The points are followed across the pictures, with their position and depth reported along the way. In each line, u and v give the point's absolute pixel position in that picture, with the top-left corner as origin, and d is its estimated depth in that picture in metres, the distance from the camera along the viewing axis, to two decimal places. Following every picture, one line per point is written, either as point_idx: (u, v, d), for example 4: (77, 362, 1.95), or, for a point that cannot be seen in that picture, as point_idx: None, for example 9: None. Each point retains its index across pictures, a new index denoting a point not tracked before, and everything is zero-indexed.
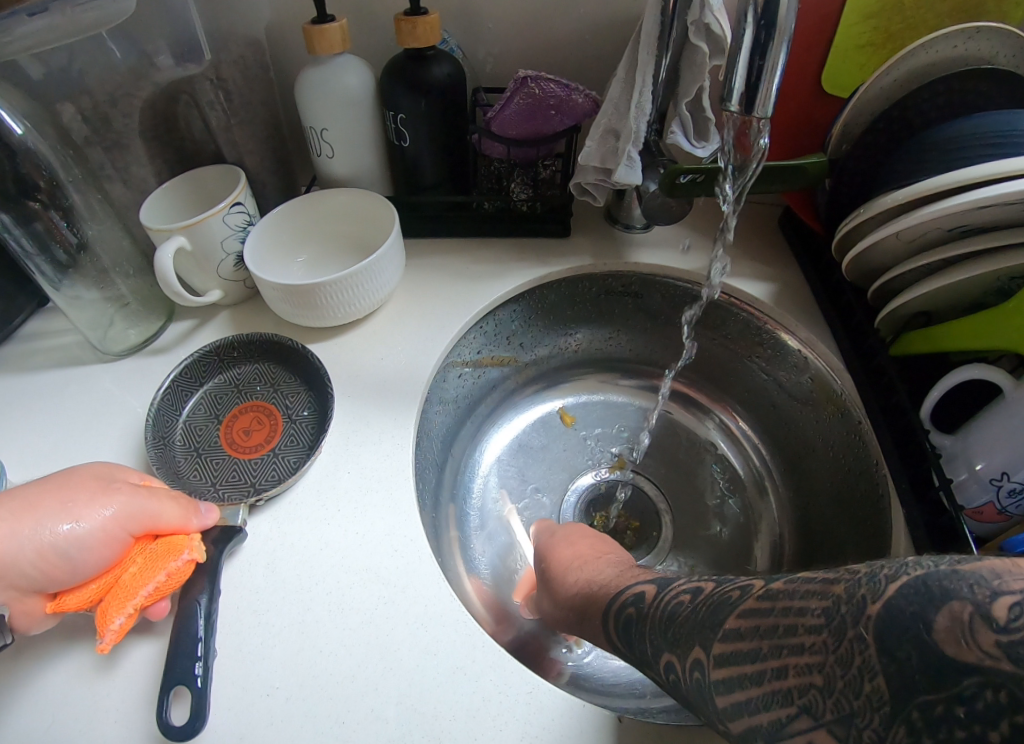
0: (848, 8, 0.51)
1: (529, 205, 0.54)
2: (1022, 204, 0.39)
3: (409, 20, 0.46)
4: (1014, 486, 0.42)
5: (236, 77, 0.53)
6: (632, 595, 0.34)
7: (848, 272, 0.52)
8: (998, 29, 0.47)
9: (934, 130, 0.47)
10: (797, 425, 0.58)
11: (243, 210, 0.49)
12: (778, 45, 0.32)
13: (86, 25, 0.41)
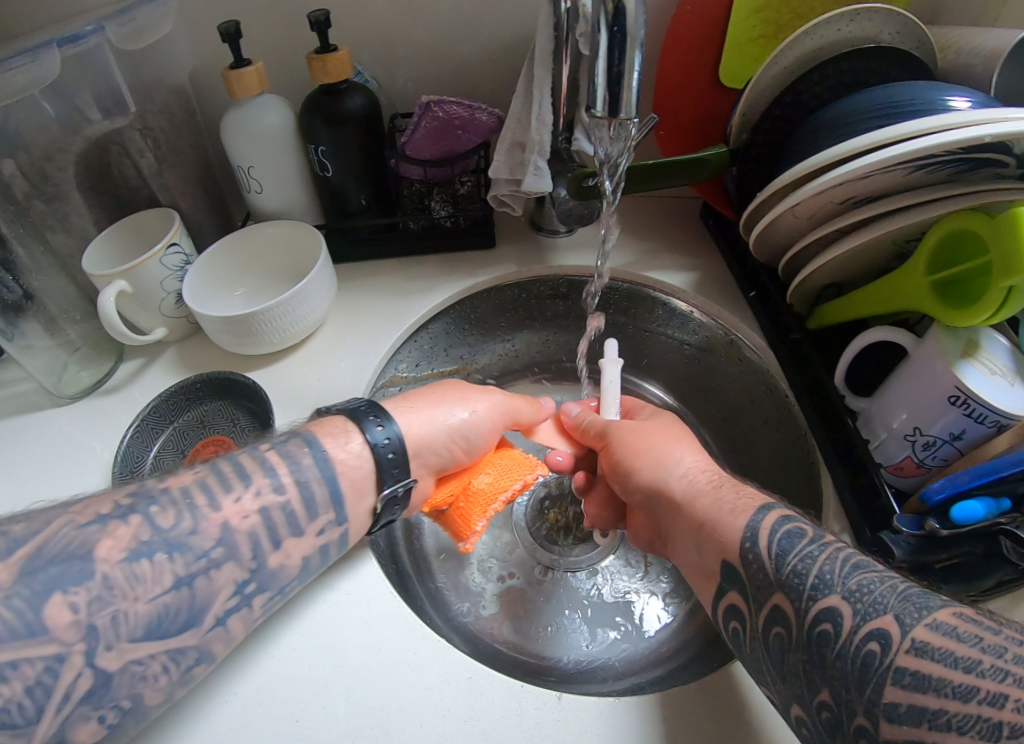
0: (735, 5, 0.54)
1: (452, 221, 0.58)
2: (895, 170, 0.41)
3: (320, 57, 0.49)
4: (928, 440, 0.42)
5: (163, 125, 0.56)
6: (778, 522, 0.35)
7: (756, 249, 0.54)
8: (876, 9, 0.50)
9: (823, 111, 0.50)
10: (728, 403, 0.61)
11: (180, 251, 0.52)
12: (634, 51, 0.35)
13: (17, 88, 0.43)
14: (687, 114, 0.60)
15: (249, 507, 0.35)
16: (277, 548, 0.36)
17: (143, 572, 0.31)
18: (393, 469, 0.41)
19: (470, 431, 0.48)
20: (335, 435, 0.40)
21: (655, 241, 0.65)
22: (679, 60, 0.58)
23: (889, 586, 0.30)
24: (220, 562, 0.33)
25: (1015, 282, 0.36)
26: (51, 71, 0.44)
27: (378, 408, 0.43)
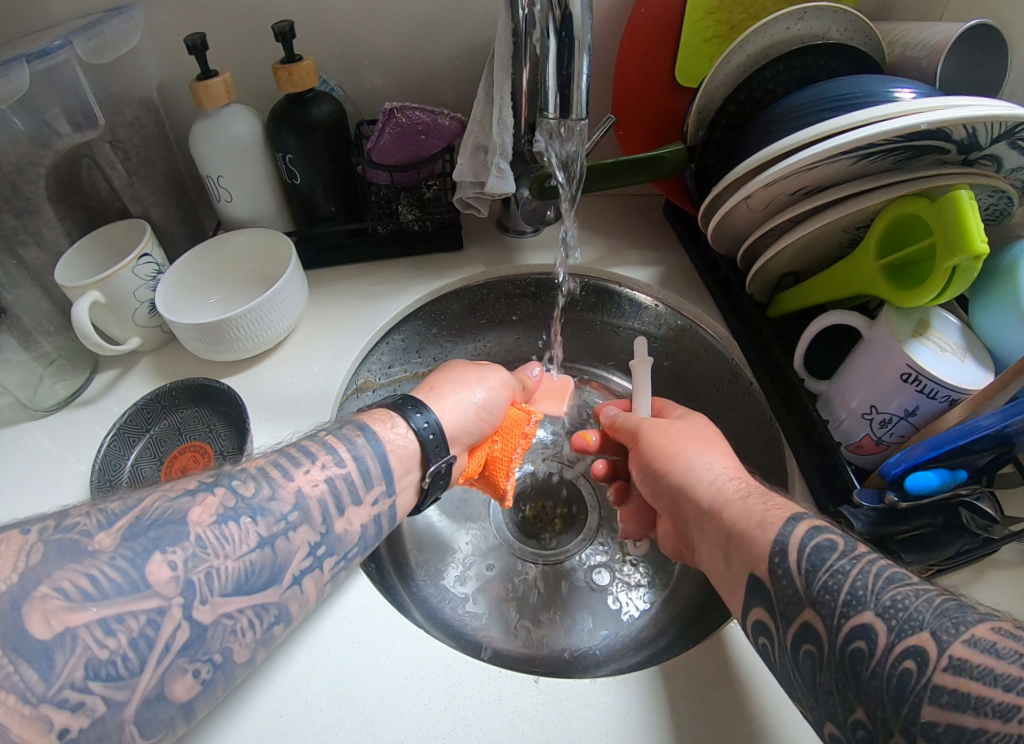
0: (689, 7, 0.56)
1: (419, 223, 0.60)
2: (843, 159, 0.43)
3: (286, 68, 0.50)
4: (884, 417, 0.44)
5: (132, 137, 0.57)
6: (807, 536, 0.34)
7: (715, 240, 0.56)
8: (822, 8, 0.52)
9: (775, 106, 0.52)
10: (694, 393, 0.63)
11: (152, 261, 0.52)
12: (581, 53, 0.36)
13: None
14: (646, 112, 0.62)
15: (318, 475, 0.38)
16: (342, 515, 0.38)
17: (231, 532, 0.33)
18: (436, 449, 0.44)
19: (494, 410, 0.51)
20: (384, 424, 0.43)
21: (622, 236, 0.66)
22: (637, 61, 0.60)
23: (925, 601, 0.29)
24: (297, 524, 0.36)
25: (958, 261, 0.38)
26: (20, 86, 0.45)
27: (416, 398, 0.45)
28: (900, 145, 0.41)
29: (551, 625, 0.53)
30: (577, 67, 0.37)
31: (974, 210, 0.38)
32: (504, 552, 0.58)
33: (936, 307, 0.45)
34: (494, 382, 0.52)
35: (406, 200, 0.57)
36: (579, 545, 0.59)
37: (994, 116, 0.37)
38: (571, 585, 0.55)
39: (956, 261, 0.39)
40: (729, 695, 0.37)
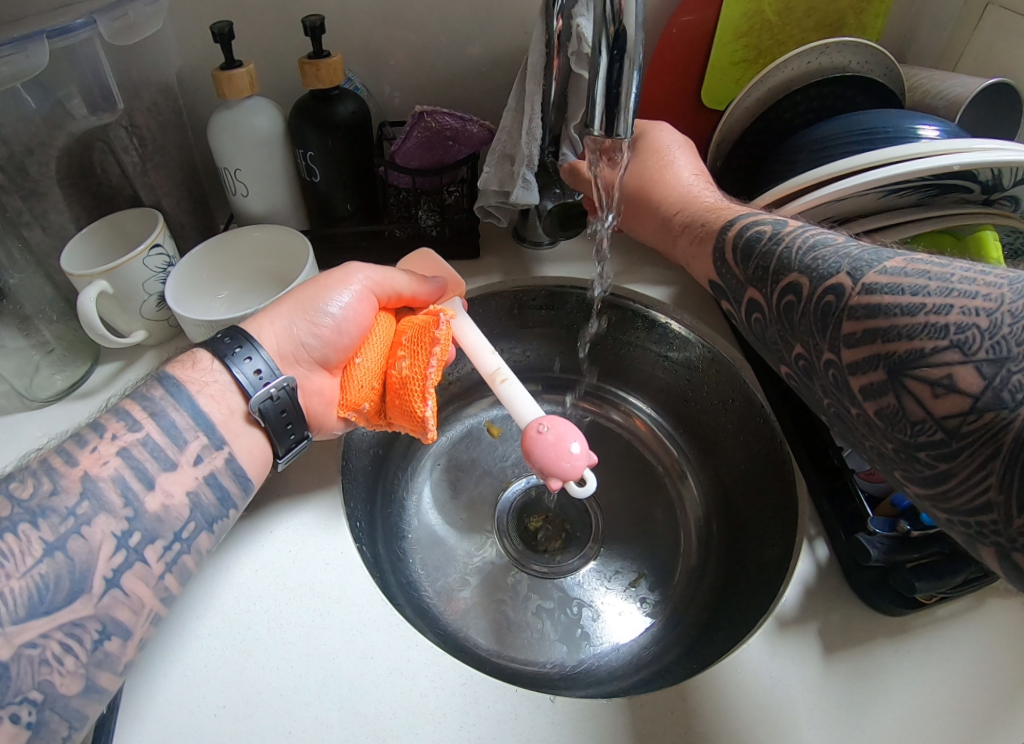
0: (718, 33, 0.58)
1: (438, 229, 0.58)
2: (871, 194, 0.43)
3: (313, 63, 0.49)
4: None
5: (149, 123, 0.55)
6: (747, 227, 0.41)
7: None
8: (846, 43, 0.53)
9: (802, 134, 0.53)
10: (706, 413, 0.63)
11: (163, 252, 0.51)
12: (630, 71, 0.36)
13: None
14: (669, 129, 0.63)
15: (106, 453, 0.34)
16: (151, 489, 0.35)
17: (7, 546, 0.30)
18: (262, 379, 0.39)
19: (333, 316, 0.44)
20: (187, 368, 0.39)
21: (636, 252, 0.67)
22: (663, 78, 0.61)
23: (848, 252, 0.35)
24: (90, 516, 0.32)
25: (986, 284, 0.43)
26: (39, 63, 0.43)
27: (239, 333, 0.40)
28: (928, 184, 0.42)
29: (562, 642, 0.52)
30: (627, 83, 0.36)
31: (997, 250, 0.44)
32: (512, 569, 0.57)
33: None
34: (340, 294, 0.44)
35: (427, 204, 0.57)
36: (583, 560, 0.59)
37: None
38: (574, 599, 0.55)
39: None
40: (737, 713, 0.37)
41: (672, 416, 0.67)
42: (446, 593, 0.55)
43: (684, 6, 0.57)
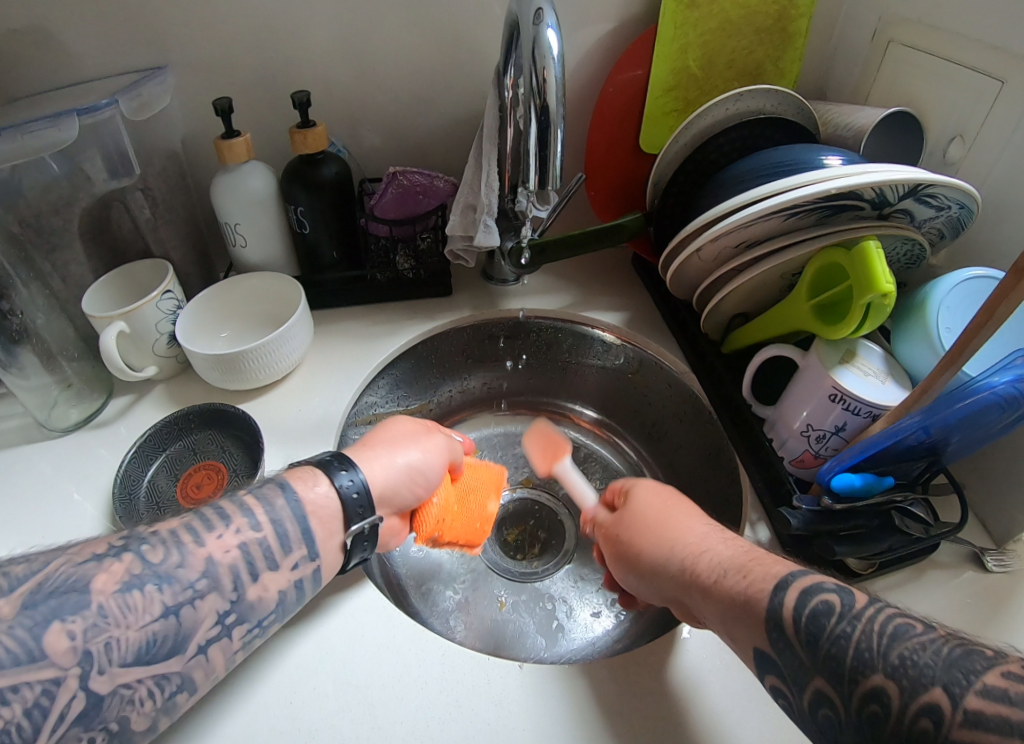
0: (651, 87, 0.67)
1: (414, 272, 0.67)
2: (774, 218, 0.52)
3: (301, 132, 0.57)
4: (818, 433, 0.52)
5: (161, 185, 0.63)
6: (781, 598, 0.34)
7: (676, 284, 0.65)
8: (754, 90, 0.62)
9: (726, 170, 0.62)
10: (664, 428, 0.71)
11: (173, 297, 0.59)
12: (551, 129, 0.48)
13: (33, 148, 0.50)
14: (616, 173, 0.72)
15: (230, 542, 0.37)
16: (255, 581, 0.37)
17: (134, 602, 0.32)
18: (361, 510, 0.43)
19: (427, 461, 0.50)
20: (306, 483, 0.42)
21: (595, 283, 0.76)
22: (608, 129, 0.70)
23: (932, 653, 0.28)
24: (204, 592, 0.35)
25: (870, 298, 0.47)
26: (67, 136, 0.51)
27: (346, 457, 0.44)
28: (820, 206, 0.51)
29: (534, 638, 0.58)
30: (552, 137, 0.49)
31: (881, 257, 0.47)
32: (491, 574, 0.65)
33: (862, 339, 0.55)
34: (431, 458, 0.50)
35: (404, 250, 0.65)
36: (558, 565, 0.66)
37: (892, 181, 0.47)
38: (547, 597, 0.62)
39: (868, 299, 0.47)
40: None
41: (614, 418, 0.76)
42: (431, 595, 0.62)
43: (620, 69, 0.67)
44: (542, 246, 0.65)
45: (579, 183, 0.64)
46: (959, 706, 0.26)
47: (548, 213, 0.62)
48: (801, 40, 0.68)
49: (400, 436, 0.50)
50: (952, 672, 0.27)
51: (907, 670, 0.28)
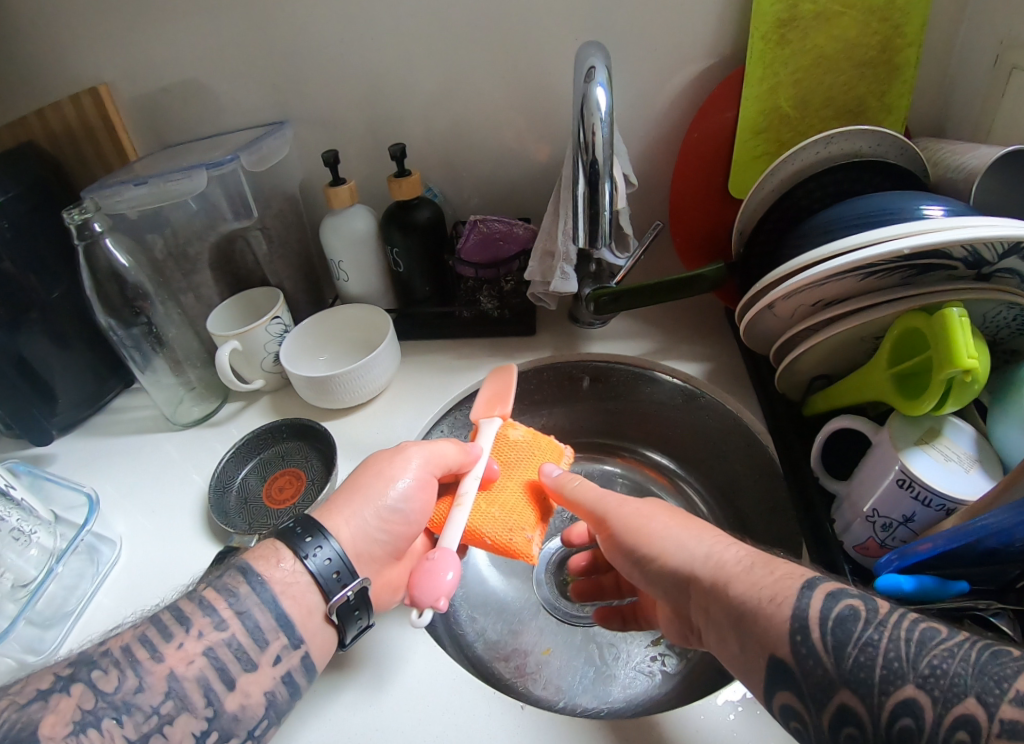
0: (740, 131, 0.66)
1: (499, 311, 0.71)
2: (851, 277, 0.51)
3: (398, 181, 0.63)
4: (884, 521, 0.50)
5: (277, 224, 0.72)
6: (826, 606, 0.36)
7: (746, 338, 0.64)
8: (847, 133, 0.60)
9: (813, 218, 0.60)
10: (738, 483, 0.69)
11: (281, 322, 0.67)
12: (598, 184, 0.50)
13: (174, 192, 0.61)
14: (700, 219, 0.72)
15: (192, 652, 0.39)
16: (231, 690, 0.40)
17: (91, 740, 0.35)
18: (339, 580, 0.44)
19: (405, 511, 0.51)
20: (270, 564, 0.44)
21: (674, 325, 0.75)
22: (692, 176, 0.70)
23: (961, 661, 0.31)
24: (172, 716, 0.37)
25: (951, 372, 0.45)
26: (196, 184, 0.61)
27: (312, 526, 0.45)
28: (901, 264, 0.49)
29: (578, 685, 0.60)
30: (600, 191, 0.51)
31: (964, 328, 0.46)
32: (542, 613, 0.68)
33: (949, 416, 0.51)
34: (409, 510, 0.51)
35: (487, 292, 0.70)
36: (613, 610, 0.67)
37: (985, 239, 0.45)
38: (597, 639, 0.64)
39: (950, 372, 0.45)
40: None
41: (671, 460, 0.76)
42: (487, 635, 0.67)
43: (695, 122, 0.68)
44: (617, 296, 0.64)
45: (654, 233, 0.63)
46: (994, 717, 0.28)
47: (627, 259, 0.63)
48: (911, 70, 0.65)
49: (375, 493, 0.50)
50: (984, 679, 0.30)
51: (937, 680, 0.31)
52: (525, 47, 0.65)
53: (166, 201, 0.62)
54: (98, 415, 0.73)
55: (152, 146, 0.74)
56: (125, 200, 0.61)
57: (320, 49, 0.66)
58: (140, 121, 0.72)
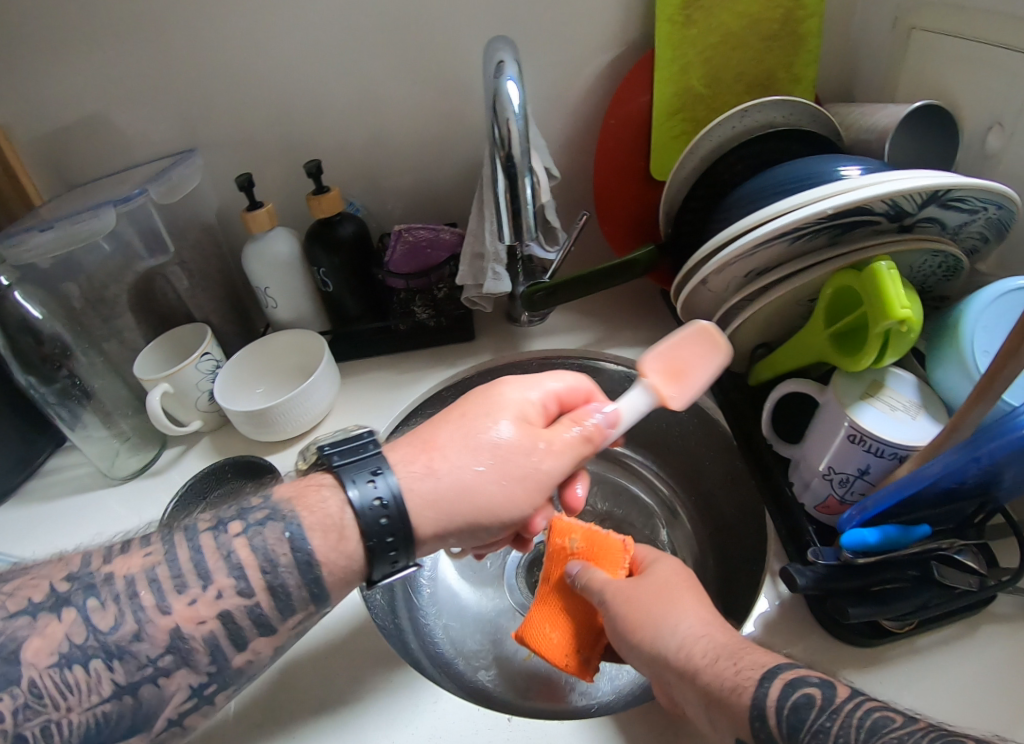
0: (655, 113, 0.66)
1: (435, 320, 0.69)
2: (778, 245, 0.50)
3: (317, 198, 0.61)
4: (842, 477, 0.49)
5: (196, 256, 0.69)
6: (786, 695, 0.36)
7: (684, 316, 0.64)
8: (760, 105, 0.59)
9: (736, 190, 0.60)
10: (696, 461, 0.70)
11: (212, 357, 0.64)
12: (518, 179, 0.48)
13: (81, 235, 0.58)
14: (628, 204, 0.72)
15: (205, 612, 0.37)
16: (241, 649, 0.38)
17: (75, 680, 0.34)
18: (381, 523, 0.40)
19: (495, 488, 0.43)
20: (310, 496, 0.41)
21: (617, 313, 0.75)
22: (614, 160, 0.70)
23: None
24: (169, 669, 0.36)
25: (885, 325, 0.44)
26: (106, 223, 0.58)
27: (380, 460, 0.42)
28: (824, 227, 0.49)
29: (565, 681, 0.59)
30: (520, 187, 0.48)
31: (895, 282, 0.44)
32: (519, 617, 0.67)
33: (891, 367, 0.51)
34: (553, 462, 0.44)
35: (421, 301, 0.67)
36: None
37: (899, 191, 0.45)
38: None
39: (885, 325, 0.45)
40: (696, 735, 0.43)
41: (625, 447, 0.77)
42: (466, 647, 0.65)
43: (612, 107, 0.67)
44: (551, 289, 0.63)
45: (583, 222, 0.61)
46: None
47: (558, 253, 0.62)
48: (813, 39, 0.66)
49: (574, 431, 0.46)
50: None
51: None
52: (435, 51, 0.65)
53: (74, 245, 0.58)
54: (28, 480, 0.68)
55: (55, 189, 0.70)
56: (30, 249, 0.57)
57: (225, 70, 0.64)
58: (35, 165, 0.68)
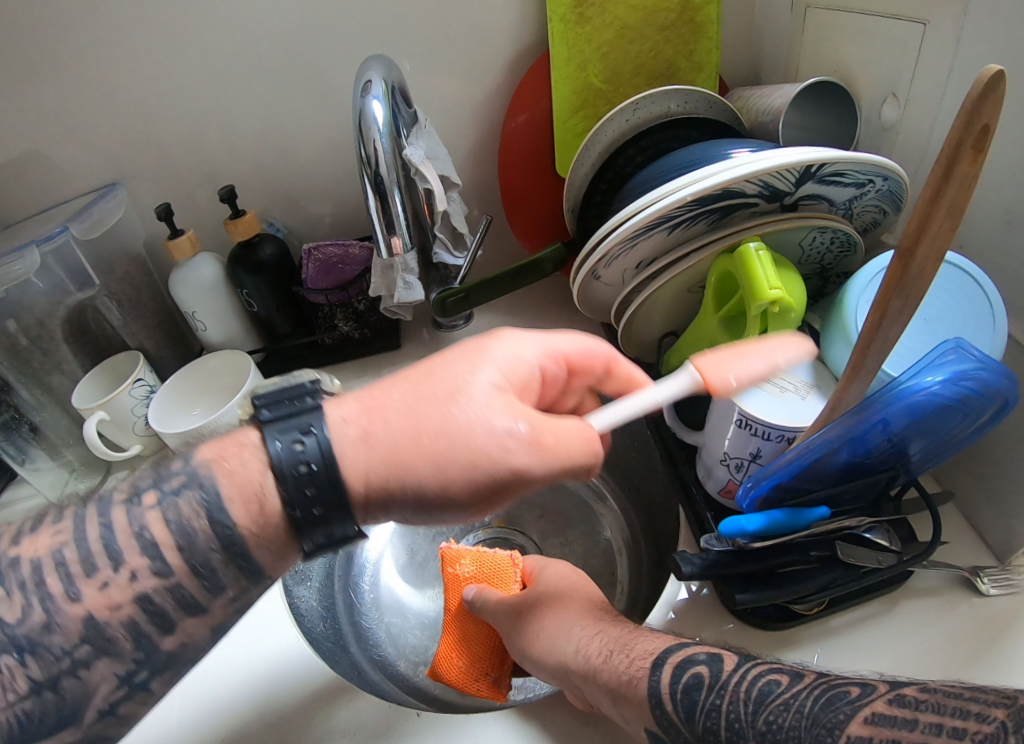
0: (557, 111, 0.67)
1: (358, 332, 0.71)
2: (655, 233, 0.51)
3: (233, 221, 0.63)
4: (738, 462, 0.50)
5: (124, 288, 0.72)
6: (683, 676, 0.37)
7: (587, 310, 0.65)
8: (648, 98, 0.60)
9: (633, 181, 0.60)
10: (624, 452, 0.72)
11: (146, 383, 0.66)
12: (388, 195, 0.50)
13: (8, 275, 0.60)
14: (543, 202, 0.73)
15: (120, 597, 0.33)
16: (170, 631, 0.34)
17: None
18: (299, 461, 0.34)
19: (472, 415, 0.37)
20: (234, 447, 0.36)
21: (545, 311, 0.76)
22: (524, 161, 0.71)
23: (797, 710, 0.33)
24: (88, 660, 0.33)
25: (757, 307, 0.44)
26: (32, 264, 0.61)
27: (313, 395, 0.37)
28: (697, 213, 0.50)
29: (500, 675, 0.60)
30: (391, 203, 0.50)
31: (762, 262, 0.45)
32: None
33: None
34: (512, 457, 0.37)
35: (342, 315, 0.69)
36: None
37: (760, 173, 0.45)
38: None
39: (759, 307, 0.45)
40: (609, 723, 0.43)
41: None
42: (409, 641, 0.66)
43: (515, 108, 0.68)
44: (464, 294, 0.63)
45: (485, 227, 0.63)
46: None
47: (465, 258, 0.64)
48: (711, 26, 0.66)
49: (441, 401, 0.38)
50: (815, 727, 0.31)
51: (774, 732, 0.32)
52: (339, 72, 0.67)
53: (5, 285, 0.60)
54: None
55: None
56: None
57: (136, 106, 0.65)
58: None
